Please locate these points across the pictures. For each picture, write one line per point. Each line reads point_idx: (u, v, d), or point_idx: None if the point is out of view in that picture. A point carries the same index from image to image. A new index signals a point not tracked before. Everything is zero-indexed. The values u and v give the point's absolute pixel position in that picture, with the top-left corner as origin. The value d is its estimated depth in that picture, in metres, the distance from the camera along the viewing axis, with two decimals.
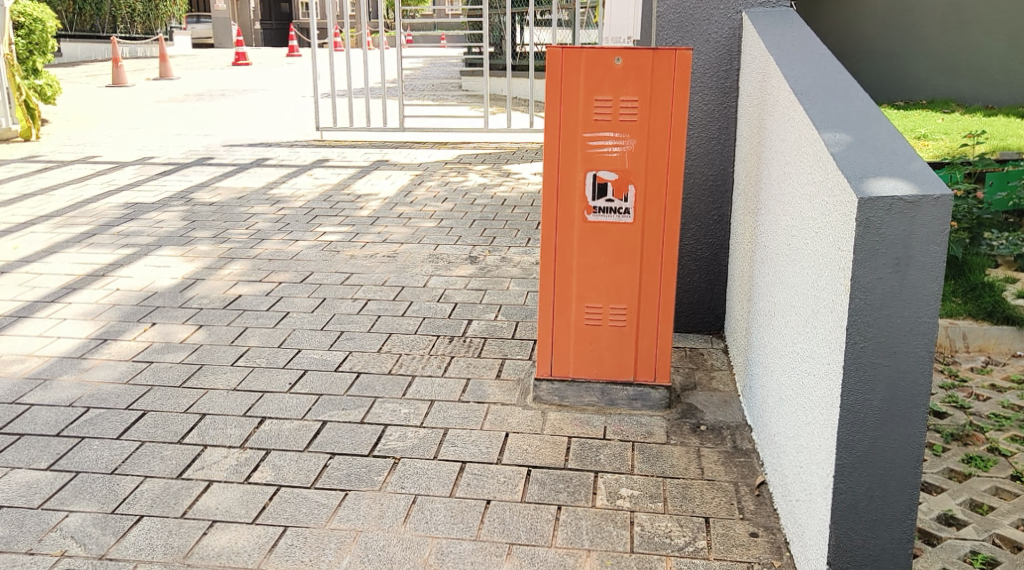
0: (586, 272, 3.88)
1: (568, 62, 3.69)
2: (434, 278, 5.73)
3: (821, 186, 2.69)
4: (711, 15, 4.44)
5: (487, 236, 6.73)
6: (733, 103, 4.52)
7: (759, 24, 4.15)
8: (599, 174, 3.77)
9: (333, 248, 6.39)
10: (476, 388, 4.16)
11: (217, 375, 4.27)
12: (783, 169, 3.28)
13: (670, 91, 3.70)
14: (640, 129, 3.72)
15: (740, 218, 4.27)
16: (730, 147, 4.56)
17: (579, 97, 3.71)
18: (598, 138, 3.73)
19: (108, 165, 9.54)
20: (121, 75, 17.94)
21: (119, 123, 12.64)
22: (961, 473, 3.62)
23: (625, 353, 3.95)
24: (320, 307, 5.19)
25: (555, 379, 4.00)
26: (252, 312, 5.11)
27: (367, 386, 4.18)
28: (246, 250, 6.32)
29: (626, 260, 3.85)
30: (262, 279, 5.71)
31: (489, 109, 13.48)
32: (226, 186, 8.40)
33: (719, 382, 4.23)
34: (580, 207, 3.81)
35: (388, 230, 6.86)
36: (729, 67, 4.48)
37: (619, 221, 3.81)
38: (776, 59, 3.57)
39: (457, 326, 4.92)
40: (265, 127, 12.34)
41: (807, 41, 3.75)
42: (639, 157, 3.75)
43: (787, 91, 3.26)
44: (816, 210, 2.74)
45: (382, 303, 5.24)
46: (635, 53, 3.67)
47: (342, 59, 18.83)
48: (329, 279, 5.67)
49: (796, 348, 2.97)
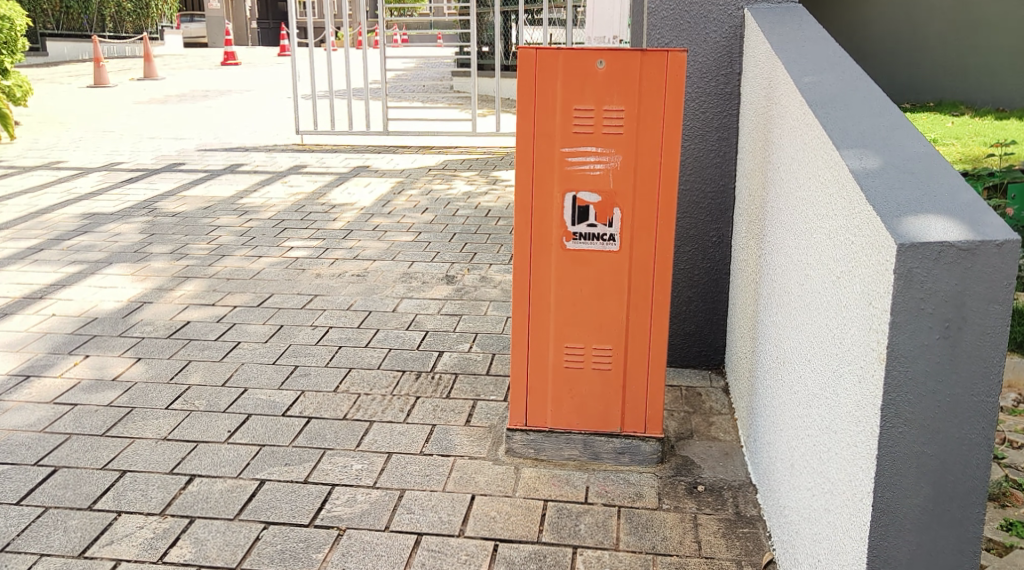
0: (566, 307, 3.37)
1: (543, 67, 3.19)
2: (405, 301, 5.22)
3: (844, 221, 2.17)
4: (710, 12, 3.93)
5: (467, 252, 6.21)
6: (734, 110, 4.00)
7: (764, 21, 3.64)
8: (579, 195, 3.26)
9: (298, 265, 5.84)
10: (441, 437, 3.64)
11: (148, 421, 3.75)
12: (793, 194, 2.78)
13: (661, 100, 3.18)
14: (626, 143, 3.21)
15: (744, 243, 3.76)
16: (731, 160, 4.05)
17: (555, 106, 3.20)
18: (577, 153, 3.22)
19: (72, 172, 9.00)
20: (103, 75, 17.34)
21: (93, 125, 12.09)
22: (1001, 545, 3.11)
23: (611, 400, 3.43)
24: (275, 336, 4.66)
25: (531, 429, 3.48)
26: (198, 342, 4.57)
27: (317, 436, 3.66)
28: (203, 268, 5.71)
29: (610, 293, 3.34)
30: (216, 301, 5.16)
31: (478, 111, 12.94)
32: (193, 194, 7.85)
33: (719, 430, 3.71)
34: (558, 232, 3.30)
35: (361, 244, 6.33)
36: (729, 70, 3.97)
37: (602, 249, 3.30)
38: (784, 61, 3.06)
39: (426, 360, 4.40)
40: (244, 131, 11.79)
41: (822, 43, 3.23)
42: (626, 176, 3.23)
43: (799, 100, 2.75)
44: (837, 248, 2.23)
45: (344, 332, 4.73)
46: (620, 56, 3.16)
47: (331, 61, 18.35)
48: (289, 302, 5.15)
49: (812, 413, 2.46)
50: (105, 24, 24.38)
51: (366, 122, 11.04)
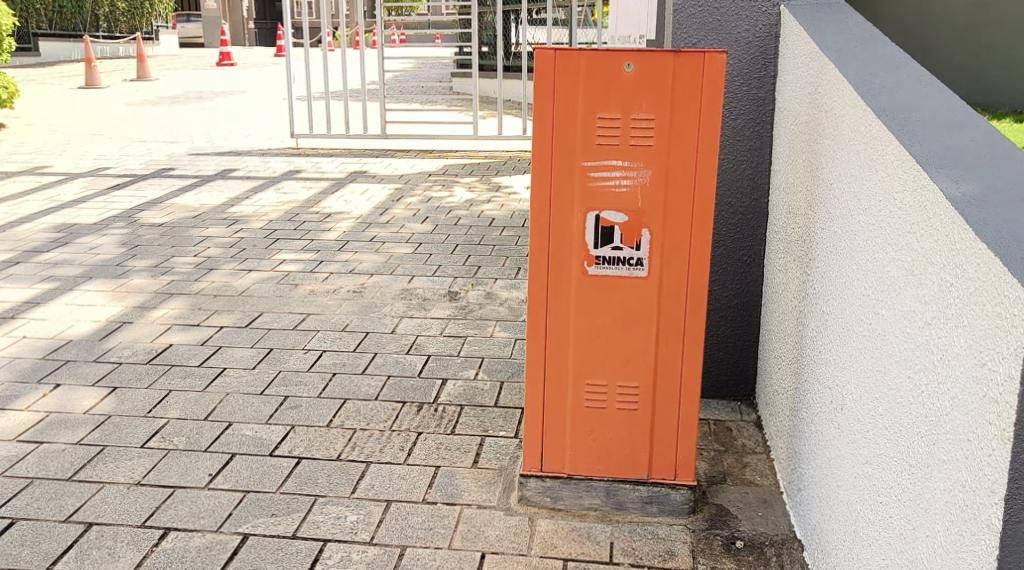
0: (587, 339, 3.00)
1: (563, 70, 2.83)
2: (405, 320, 4.85)
3: (940, 260, 1.81)
4: (741, 10, 3.57)
5: (470, 265, 5.84)
6: (768, 117, 3.64)
7: (806, 19, 3.28)
8: (603, 214, 2.89)
9: (290, 281, 5.47)
10: (446, 482, 3.28)
11: (120, 462, 3.37)
12: (854, 219, 2.42)
13: (696, 108, 2.82)
14: (655, 156, 2.85)
15: (781, 266, 3.41)
16: (764, 172, 3.68)
17: (576, 114, 2.84)
18: (601, 167, 2.86)
19: (56, 178, 8.61)
20: (94, 76, 16.93)
21: (82, 129, 11.69)
22: None
23: (636, 443, 3.06)
24: (264, 362, 4.29)
25: (547, 476, 3.11)
26: (180, 368, 4.19)
27: (308, 480, 3.29)
28: (188, 284, 5.34)
29: (637, 324, 2.97)
30: (201, 321, 4.78)
31: (478, 113, 12.58)
32: (182, 202, 7.47)
33: (754, 473, 3.35)
34: (578, 256, 2.94)
35: (357, 257, 5.95)
36: (762, 73, 3.61)
37: (628, 275, 2.94)
38: (837, 63, 2.70)
39: (428, 389, 4.03)
40: (237, 134, 11.41)
41: (876, 43, 2.87)
42: (655, 193, 2.87)
43: (861, 108, 2.39)
44: (928, 290, 1.87)
45: (338, 357, 4.35)
46: (650, 58, 2.80)
47: (328, 63, 17.99)
48: (279, 323, 4.78)
49: (887, 477, 2.09)
50: (99, 24, 23.96)
51: (363, 125, 10.67)
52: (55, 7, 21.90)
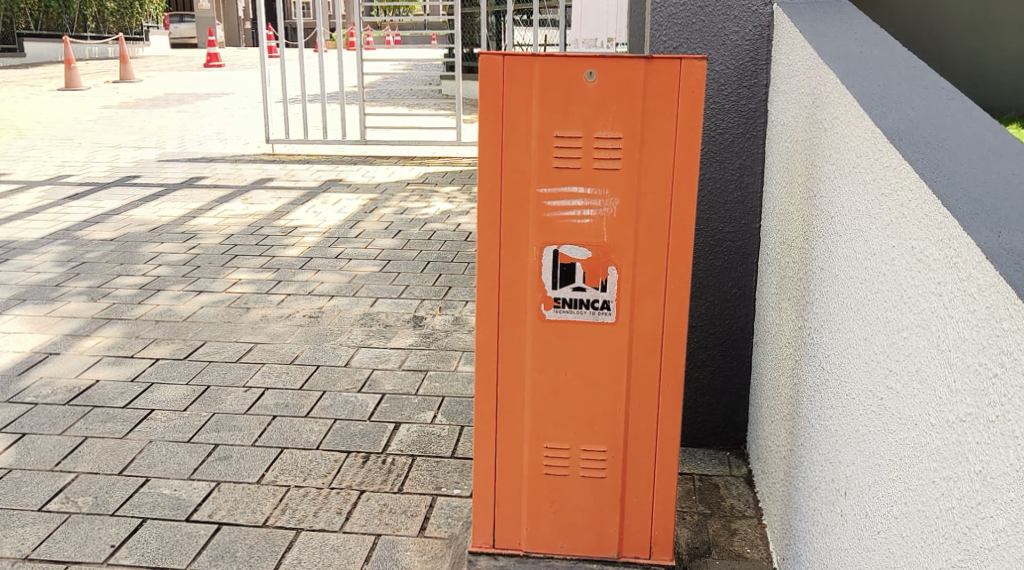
0: (546, 397, 2.55)
1: (513, 80, 2.38)
2: (361, 351, 4.39)
3: (978, 339, 1.36)
4: (728, 9, 3.13)
5: (440, 286, 5.39)
6: (760, 131, 3.19)
7: (803, 19, 2.83)
8: (562, 249, 2.44)
9: (242, 304, 5.01)
10: (386, 555, 2.83)
11: (11, 528, 2.93)
12: (861, 266, 1.97)
13: (671, 124, 2.38)
14: (624, 182, 2.40)
15: (775, 304, 2.96)
16: (755, 194, 3.24)
17: (530, 131, 2.40)
18: (559, 195, 2.42)
19: (13, 187, 8.14)
20: (75, 77, 16.43)
21: (53, 133, 11.23)
22: None
23: (604, 517, 2.61)
24: (197, 402, 3.84)
25: (500, 553, 2.67)
26: (102, 411, 3.74)
27: (227, 551, 2.84)
28: (129, 308, 4.88)
29: (604, 379, 2.52)
30: (135, 352, 4.33)
31: (465, 118, 12.12)
32: (140, 214, 7.02)
33: (743, 543, 2.91)
34: (534, 299, 2.49)
35: (318, 277, 5.50)
36: (753, 81, 3.16)
37: (593, 321, 2.48)
38: (839, 72, 2.26)
39: (378, 435, 3.58)
40: (212, 139, 10.96)
41: (885, 48, 2.43)
42: (624, 225, 2.42)
43: (868, 129, 1.94)
44: (959, 377, 1.42)
45: (282, 396, 3.90)
46: (616, 65, 2.35)
47: (316, 66, 17.56)
48: (222, 354, 4.33)
49: None
50: (87, 24, 23.51)
51: (342, 130, 10.21)
52: (41, 6, 21.44)
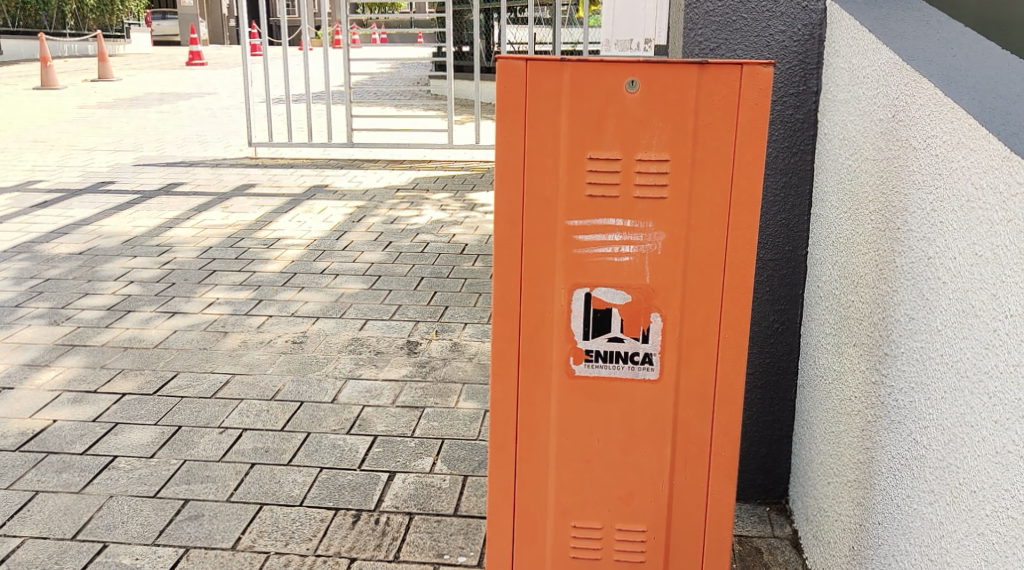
0: (575, 467, 2.13)
1: (538, 92, 1.97)
2: (350, 384, 3.96)
3: None
4: (774, 5, 2.72)
5: (435, 306, 4.97)
6: (809, 145, 2.79)
7: (869, 15, 2.43)
8: (596, 292, 2.03)
9: (219, 327, 4.58)
10: None
11: None
12: (985, 328, 1.57)
13: (727, 141, 1.97)
14: (671, 212, 2.00)
15: (833, 346, 2.55)
16: (803, 217, 2.83)
17: (558, 149, 1.99)
18: (593, 228, 2.01)
19: None
20: (51, 76, 15.86)
21: (26, 135, 10.73)
22: None
23: None
24: (166, 447, 3.41)
25: None
26: (57, 458, 3.31)
27: None
28: (92, 333, 4.44)
29: (644, 444, 2.11)
30: (99, 385, 3.90)
31: (456, 119, 11.68)
32: (112, 225, 6.57)
33: None
34: (561, 352, 2.07)
35: (302, 296, 5.08)
36: (802, 86, 2.75)
37: (632, 379, 2.07)
38: (940, 83, 1.86)
39: (371, 487, 3.16)
40: (192, 142, 10.49)
41: (985, 53, 2.03)
42: (671, 264, 2.02)
43: (998, 156, 1.55)
44: None
45: (262, 439, 3.47)
46: (661, 73, 1.95)
47: (301, 66, 17.10)
48: (195, 388, 3.89)
49: None
50: (65, 21, 22.89)
51: (327, 132, 9.77)
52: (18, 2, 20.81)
